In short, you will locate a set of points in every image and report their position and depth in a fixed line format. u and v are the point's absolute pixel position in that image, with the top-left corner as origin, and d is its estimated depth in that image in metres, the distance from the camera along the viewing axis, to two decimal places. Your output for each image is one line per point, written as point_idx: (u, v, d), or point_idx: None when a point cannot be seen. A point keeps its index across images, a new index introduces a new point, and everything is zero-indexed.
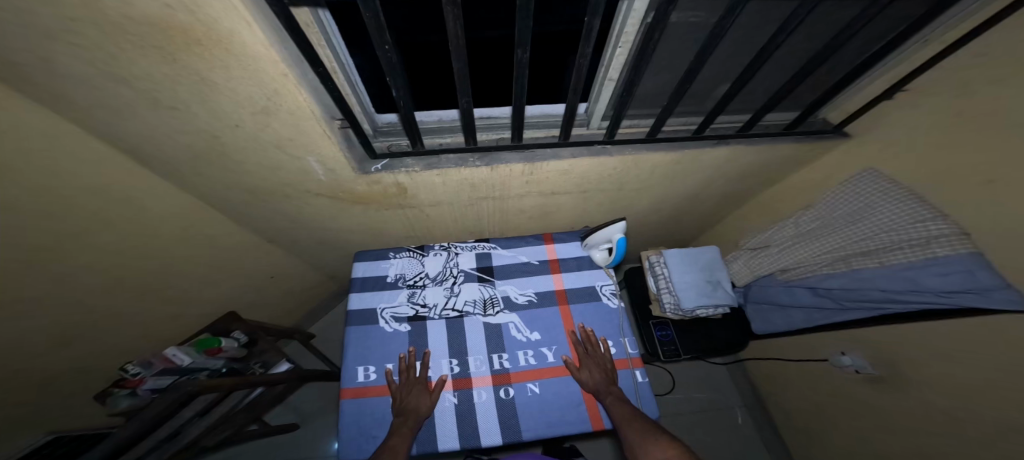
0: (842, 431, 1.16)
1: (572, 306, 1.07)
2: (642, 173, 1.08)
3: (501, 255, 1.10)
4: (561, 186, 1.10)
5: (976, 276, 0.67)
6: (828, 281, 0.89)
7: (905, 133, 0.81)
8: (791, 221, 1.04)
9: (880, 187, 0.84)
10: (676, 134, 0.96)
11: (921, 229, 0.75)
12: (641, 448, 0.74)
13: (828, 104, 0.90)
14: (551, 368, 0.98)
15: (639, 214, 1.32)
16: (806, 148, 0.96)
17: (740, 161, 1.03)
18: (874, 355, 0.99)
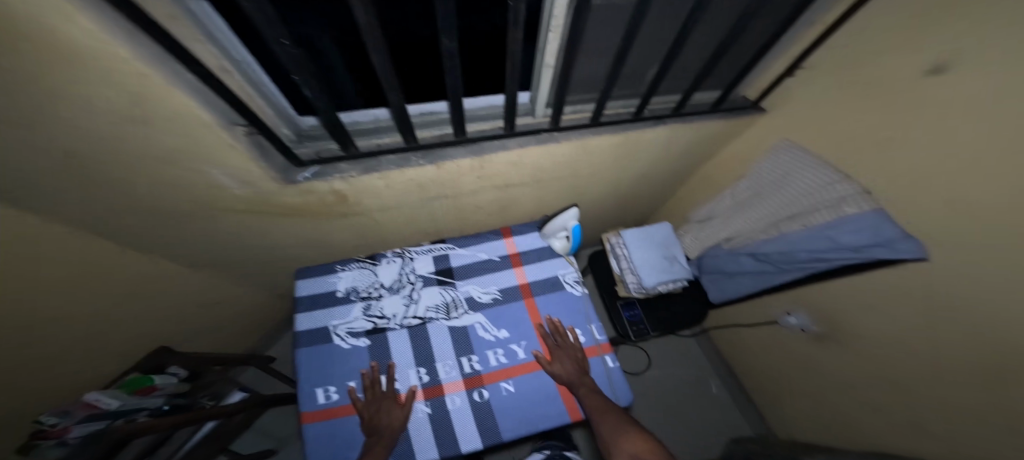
0: (798, 383, 1.24)
1: (536, 299, 1.06)
2: (592, 158, 1.08)
3: (460, 255, 1.06)
4: (515, 177, 1.08)
5: (881, 229, 0.73)
6: (765, 246, 0.95)
7: (812, 106, 0.86)
8: (731, 194, 1.10)
9: (798, 156, 0.91)
10: (614, 120, 0.97)
11: (833, 190, 0.82)
12: (612, 442, 0.74)
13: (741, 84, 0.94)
14: (522, 364, 0.96)
15: (596, 198, 1.34)
16: (738, 122, 1.01)
17: (681, 138, 1.06)
18: (817, 313, 1.06)
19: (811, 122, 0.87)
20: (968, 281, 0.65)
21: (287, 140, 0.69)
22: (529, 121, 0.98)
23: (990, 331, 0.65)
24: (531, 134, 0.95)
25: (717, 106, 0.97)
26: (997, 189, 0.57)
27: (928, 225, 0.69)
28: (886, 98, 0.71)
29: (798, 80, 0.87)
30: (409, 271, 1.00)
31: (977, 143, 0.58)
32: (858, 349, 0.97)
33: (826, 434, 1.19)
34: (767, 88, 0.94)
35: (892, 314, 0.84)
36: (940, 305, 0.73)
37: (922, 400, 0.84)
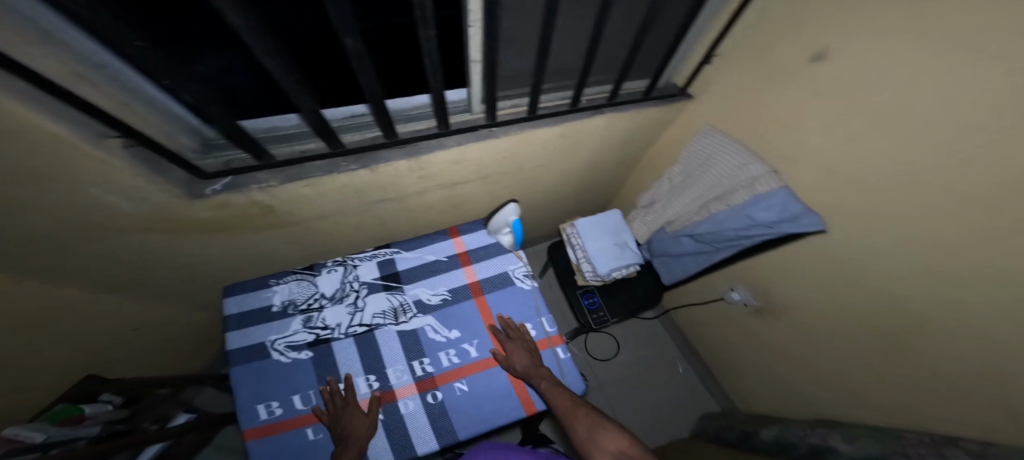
0: (754, 358, 1.29)
1: (487, 296, 1.06)
2: (533, 151, 1.07)
3: (406, 258, 1.04)
4: (459, 176, 1.05)
5: (788, 206, 0.80)
6: (698, 226, 0.98)
7: (728, 89, 0.89)
8: (666, 180, 1.13)
9: (718, 140, 0.94)
10: (551, 112, 0.98)
11: (747, 170, 0.87)
12: (588, 437, 0.74)
13: (667, 72, 0.97)
14: (475, 363, 0.96)
15: (548, 191, 1.34)
16: (671, 107, 1.03)
17: (618, 128, 1.08)
18: (761, 290, 1.10)
19: (736, 102, 0.89)
20: (890, 246, 0.68)
21: (188, 152, 0.65)
22: (465, 118, 0.95)
23: (916, 293, 0.68)
24: (469, 131, 0.93)
25: (648, 93, 0.98)
26: (903, 157, 0.59)
27: (847, 196, 0.72)
28: (794, 77, 0.74)
29: (714, 66, 0.91)
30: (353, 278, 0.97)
31: (879, 113, 0.61)
32: (801, 320, 1.01)
33: (781, 401, 1.25)
34: (690, 75, 0.97)
35: (826, 284, 0.88)
36: (865, 270, 0.76)
37: (862, 364, 0.88)
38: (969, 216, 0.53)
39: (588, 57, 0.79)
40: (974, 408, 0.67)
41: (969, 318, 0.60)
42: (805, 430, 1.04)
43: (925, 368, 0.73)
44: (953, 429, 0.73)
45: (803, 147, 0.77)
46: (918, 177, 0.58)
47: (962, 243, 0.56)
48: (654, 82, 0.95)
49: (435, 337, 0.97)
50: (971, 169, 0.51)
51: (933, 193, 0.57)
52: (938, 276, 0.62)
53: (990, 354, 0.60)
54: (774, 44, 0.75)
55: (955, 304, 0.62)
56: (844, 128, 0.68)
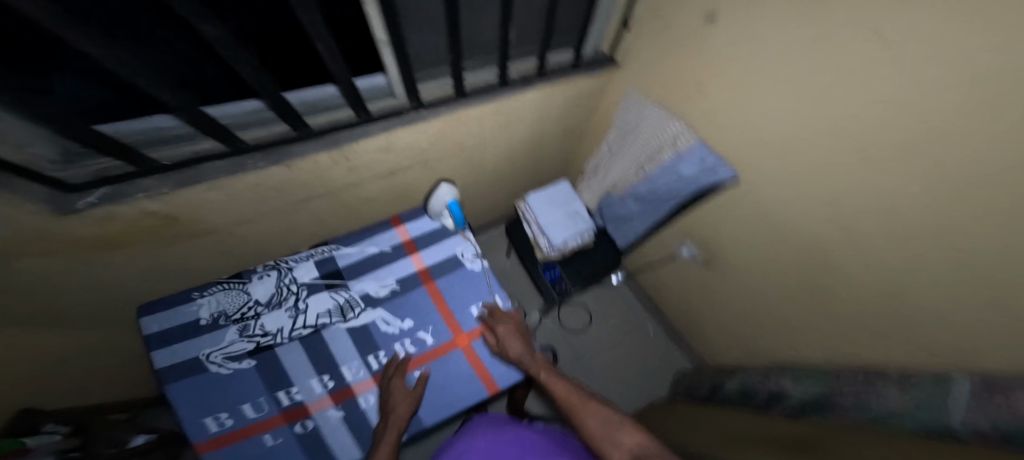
0: (725, 318, 1.29)
1: (437, 282, 1.02)
2: (471, 132, 1.00)
3: (347, 253, 1.00)
4: (396, 162, 0.96)
5: (705, 158, 0.83)
6: (638, 188, 0.97)
7: (663, 44, 0.85)
8: (606, 147, 1.10)
9: (641, 103, 0.96)
10: (479, 89, 0.91)
11: (668, 129, 0.90)
12: (602, 431, 0.69)
13: (590, 39, 0.94)
14: (431, 350, 0.94)
15: (498, 172, 1.27)
16: (601, 76, 1.00)
17: (553, 102, 1.04)
18: (731, 248, 1.07)
19: (671, 59, 0.85)
20: (845, 186, 0.66)
21: (43, 164, 0.54)
22: (393, 103, 0.83)
23: (883, 237, 0.65)
24: (398, 114, 0.83)
25: (576, 62, 0.95)
26: (856, 93, 0.56)
27: (799, 141, 0.69)
28: (727, 25, 0.69)
29: (631, 32, 0.91)
30: (290, 280, 0.93)
31: (822, 51, 0.57)
32: (778, 274, 0.98)
33: (744, 353, 1.29)
34: (613, 40, 0.95)
35: (789, 234, 0.87)
36: (823, 212, 0.74)
37: (824, 305, 0.90)
38: (914, 149, 0.52)
39: (501, 27, 0.73)
40: (930, 339, 0.68)
41: (924, 251, 0.60)
42: (761, 375, 1.10)
43: (880, 305, 0.75)
44: (898, 359, 0.77)
45: (748, 98, 0.74)
46: (867, 113, 0.55)
47: (915, 176, 0.54)
48: (579, 51, 0.92)
49: (387, 330, 0.94)
50: (921, 101, 0.48)
51: (881, 130, 0.55)
52: (902, 215, 0.59)
53: (944, 282, 0.60)
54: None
55: (912, 242, 0.61)
56: (780, 74, 0.65)
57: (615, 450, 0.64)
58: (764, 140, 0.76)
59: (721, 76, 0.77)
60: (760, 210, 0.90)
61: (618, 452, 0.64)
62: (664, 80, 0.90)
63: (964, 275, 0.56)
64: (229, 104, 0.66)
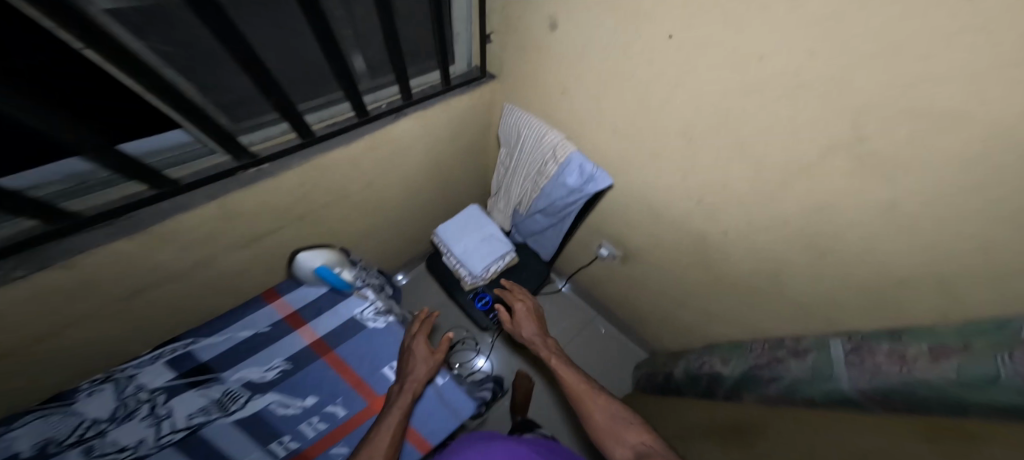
0: (668, 313, 1.26)
1: (339, 351, 0.80)
2: (354, 176, 0.81)
3: (206, 348, 0.72)
4: (261, 228, 0.75)
5: (584, 169, 0.76)
6: (539, 203, 0.93)
7: (534, 51, 0.78)
8: (501, 164, 1.03)
9: (515, 117, 0.88)
10: (335, 131, 0.69)
11: (546, 138, 0.82)
12: (609, 427, 0.63)
13: (458, 55, 0.84)
14: (348, 420, 0.73)
15: (405, 216, 1.12)
16: (479, 93, 0.90)
17: (446, 126, 0.91)
18: (658, 250, 1.02)
19: (547, 63, 0.79)
20: (770, 170, 0.61)
21: None
22: (212, 163, 0.61)
23: (801, 211, 0.63)
24: (229, 177, 0.62)
25: (448, 84, 0.83)
26: (764, 72, 0.50)
27: (705, 126, 0.63)
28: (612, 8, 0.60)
29: (495, 44, 0.84)
30: (135, 388, 0.70)
31: (726, 26, 0.49)
32: (691, 267, 0.97)
33: (677, 337, 1.32)
34: (479, 52, 0.85)
35: (696, 228, 0.85)
36: (744, 198, 0.69)
37: (748, 293, 0.89)
38: (835, 125, 0.47)
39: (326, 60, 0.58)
40: (831, 305, 0.71)
41: (862, 229, 0.56)
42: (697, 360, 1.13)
43: (777, 277, 0.79)
44: (797, 326, 0.83)
45: (647, 96, 0.67)
46: (786, 89, 0.49)
47: (833, 154, 0.51)
48: (446, 70, 0.79)
49: (281, 417, 0.72)
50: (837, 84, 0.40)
51: (796, 113, 0.50)
52: (829, 195, 0.56)
53: (873, 257, 0.58)
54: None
55: (819, 214, 0.60)
56: (674, 52, 0.58)
57: (620, 448, 0.59)
58: (666, 135, 0.71)
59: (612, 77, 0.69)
60: (675, 210, 0.85)
61: (622, 451, 0.58)
62: (545, 91, 0.84)
63: (899, 248, 0.53)
64: None
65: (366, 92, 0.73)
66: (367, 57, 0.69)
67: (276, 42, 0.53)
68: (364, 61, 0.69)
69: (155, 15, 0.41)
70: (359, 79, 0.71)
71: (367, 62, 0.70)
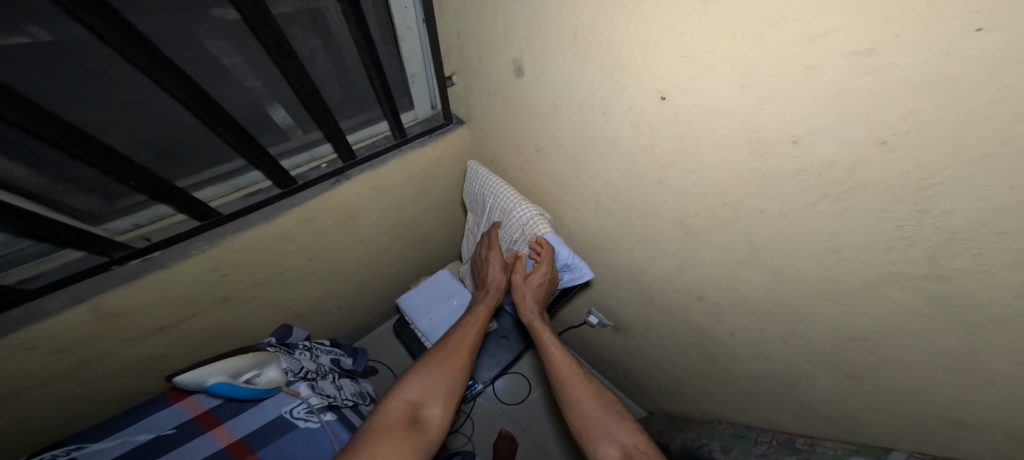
0: (665, 390, 1.08)
1: (261, 454, 0.61)
2: (284, 253, 0.64)
3: (89, 456, 0.56)
4: (163, 326, 0.58)
5: (561, 255, 0.63)
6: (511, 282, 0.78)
7: (507, 101, 0.62)
8: (468, 230, 0.88)
9: (481, 179, 0.75)
10: (250, 206, 0.54)
11: (513, 213, 0.68)
12: (597, 420, 0.51)
13: (416, 98, 0.68)
14: None
15: (374, 288, 0.96)
16: (444, 143, 0.73)
17: (411, 184, 0.75)
18: (659, 335, 0.86)
19: (518, 116, 0.63)
20: (820, 303, 0.44)
21: None
22: (73, 257, 0.46)
23: (837, 340, 0.47)
24: (101, 271, 0.47)
25: (402, 134, 0.66)
26: (824, 194, 0.33)
27: (710, 222, 0.48)
28: (594, 56, 0.43)
29: (459, 86, 0.68)
30: None
31: (786, 121, 0.31)
32: (696, 359, 0.81)
33: (665, 403, 1.13)
34: (441, 95, 0.68)
35: (695, 320, 0.69)
36: (769, 311, 0.53)
37: (763, 403, 0.73)
38: (926, 279, 0.32)
39: (216, 130, 0.42)
40: (855, 427, 0.55)
41: (965, 399, 0.37)
42: (693, 440, 0.94)
43: (790, 382, 0.61)
44: (810, 428, 0.65)
45: (652, 182, 0.51)
46: (853, 219, 0.33)
47: (913, 302, 0.34)
48: (396, 119, 0.63)
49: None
50: None
51: (871, 245, 0.34)
52: (909, 346, 0.39)
53: (955, 432, 0.40)
54: (561, 14, 0.43)
55: (858, 345, 0.44)
56: (669, 118, 0.41)
57: (607, 447, 0.47)
58: (663, 223, 0.55)
59: (603, 149, 0.53)
60: (683, 304, 0.68)
61: (608, 452, 0.47)
62: (520, 147, 0.68)
63: (983, 435, 0.38)
64: None
65: (294, 152, 0.57)
66: (290, 107, 0.51)
67: (127, 108, 0.36)
68: (289, 114, 0.51)
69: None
70: (281, 138, 0.54)
71: (293, 114, 0.52)
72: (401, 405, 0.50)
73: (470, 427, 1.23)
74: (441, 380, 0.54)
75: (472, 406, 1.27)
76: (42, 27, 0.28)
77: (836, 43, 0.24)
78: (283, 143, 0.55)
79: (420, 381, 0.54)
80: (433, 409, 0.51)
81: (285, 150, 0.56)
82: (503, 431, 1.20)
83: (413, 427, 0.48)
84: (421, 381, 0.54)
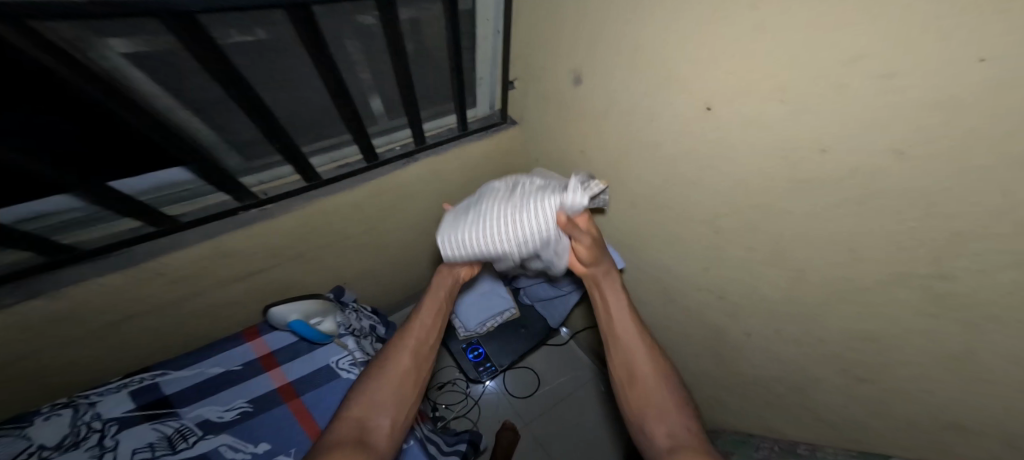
0: None
1: (306, 398, 0.69)
2: (354, 220, 0.73)
3: (172, 381, 0.67)
4: (250, 274, 0.67)
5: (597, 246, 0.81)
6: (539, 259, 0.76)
7: (562, 107, 0.71)
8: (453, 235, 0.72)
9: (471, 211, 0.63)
10: (342, 174, 0.64)
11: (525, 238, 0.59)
12: (657, 401, 0.58)
13: (480, 98, 0.77)
14: None
15: (413, 267, 1.04)
16: (498, 139, 0.82)
17: (463, 173, 0.84)
18: (675, 336, 0.91)
19: (569, 120, 0.72)
20: (834, 300, 0.50)
21: None
22: (216, 202, 0.56)
23: (847, 338, 0.52)
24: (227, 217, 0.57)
25: (465, 128, 0.76)
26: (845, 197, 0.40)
27: (739, 222, 0.55)
28: (649, 71, 0.52)
29: (518, 91, 0.78)
30: (95, 416, 0.60)
31: (818, 133, 0.38)
32: (710, 362, 0.86)
33: None
34: (501, 97, 0.77)
35: (713, 319, 0.75)
36: (786, 309, 0.58)
37: (769, 407, 0.77)
38: (933, 277, 0.38)
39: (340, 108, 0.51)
40: (857, 429, 0.59)
41: (964, 397, 0.42)
42: None
43: (800, 384, 0.65)
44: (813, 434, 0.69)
45: (688, 185, 0.58)
46: (868, 220, 0.39)
47: (917, 299, 0.41)
48: (464, 114, 0.72)
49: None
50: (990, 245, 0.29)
51: (884, 243, 0.40)
52: (912, 343, 0.44)
53: (953, 429, 0.45)
54: (624, 37, 0.52)
55: (866, 343, 0.50)
56: (713, 125, 0.48)
57: (658, 426, 0.55)
58: (693, 222, 0.62)
59: (645, 153, 0.61)
60: (704, 303, 0.74)
61: (659, 428, 0.55)
62: (566, 148, 0.77)
63: (973, 429, 0.43)
64: None
65: (379, 133, 0.67)
66: (385, 97, 0.61)
67: (290, 85, 0.47)
68: (383, 102, 0.61)
69: (159, 65, 0.36)
70: (373, 120, 0.64)
71: (386, 103, 0.62)
72: (351, 423, 0.56)
73: (476, 413, 1.28)
74: (389, 394, 0.61)
75: (481, 394, 1.32)
76: (265, 28, 0.39)
77: (855, 72, 0.32)
78: (373, 125, 0.65)
79: (367, 398, 0.60)
80: (381, 421, 0.58)
81: (373, 131, 0.66)
82: (509, 421, 1.24)
83: (362, 439, 0.54)
84: (369, 398, 0.60)
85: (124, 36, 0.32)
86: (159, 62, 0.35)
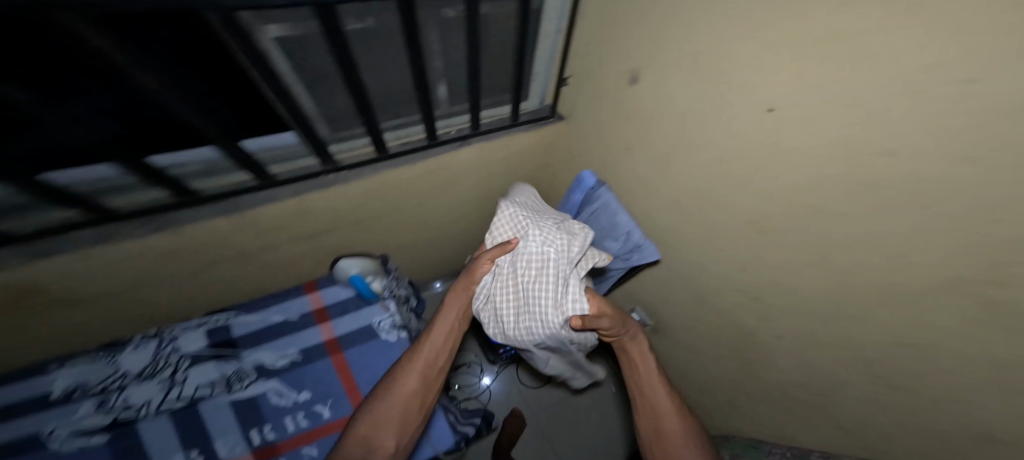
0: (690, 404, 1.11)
1: (348, 354, 0.76)
2: (409, 195, 0.80)
3: (242, 323, 0.76)
4: (316, 233, 0.76)
5: (631, 236, 0.83)
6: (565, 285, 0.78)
7: (611, 104, 0.76)
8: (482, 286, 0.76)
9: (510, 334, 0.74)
10: (407, 150, 0.71)
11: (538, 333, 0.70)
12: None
13: (533, 92, 0.83)
14: (332, 423, 0.68)
15: (452, 247, 1.11)
16: (546, 132, 0.87)
17: (510, 161, 0.89)
18: (702, 337, 0.92)
19: (617, 117, 0.76)
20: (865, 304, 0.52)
21: None
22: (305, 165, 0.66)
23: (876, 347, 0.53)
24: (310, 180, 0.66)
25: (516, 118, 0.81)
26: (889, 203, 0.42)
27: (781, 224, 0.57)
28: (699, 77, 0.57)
29: (570, 87, 0.82)
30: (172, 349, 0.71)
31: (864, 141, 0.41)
32: (734, 366, 0.87)
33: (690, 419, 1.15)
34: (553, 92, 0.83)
35: (743, 321, 0.76)
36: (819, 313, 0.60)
37: (789, 416, 0.77)
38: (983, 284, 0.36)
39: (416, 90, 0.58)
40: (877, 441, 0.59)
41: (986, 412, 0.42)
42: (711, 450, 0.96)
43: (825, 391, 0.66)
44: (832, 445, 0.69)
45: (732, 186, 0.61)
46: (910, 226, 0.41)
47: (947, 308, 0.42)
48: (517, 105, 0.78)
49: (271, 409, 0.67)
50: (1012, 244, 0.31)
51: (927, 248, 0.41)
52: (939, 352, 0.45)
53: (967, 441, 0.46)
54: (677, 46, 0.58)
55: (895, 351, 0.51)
56: (767, 128, 0.51)
57: None
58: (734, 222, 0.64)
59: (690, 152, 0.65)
60: (736, 304, 0.76)
61: None
62: (611, 144, 0.81)
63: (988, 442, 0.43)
64: (109, 171, 0.52)
65: (442, 117, 0.73)
66: (450, 84, 0.67)
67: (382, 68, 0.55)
68: (448, 89, 0.68)
69: (293, 46, 0.45)
70: (438, 104, 0.70)
71: (450, 90, 0.68)
72: (356, 443, 0.58)
73: None
74: (396, 416, 0.62)
75: None
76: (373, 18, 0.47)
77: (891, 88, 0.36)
78: (438, 109, 0.71)
79: (373, 418, 0.61)
80: (387, 443, 0.60)
81: (437, 114, 0.72)
82: None
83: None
84: (375, 417, 0.61)
85: (278, 23, 0.41)
86: (296, 43, 0.45)
